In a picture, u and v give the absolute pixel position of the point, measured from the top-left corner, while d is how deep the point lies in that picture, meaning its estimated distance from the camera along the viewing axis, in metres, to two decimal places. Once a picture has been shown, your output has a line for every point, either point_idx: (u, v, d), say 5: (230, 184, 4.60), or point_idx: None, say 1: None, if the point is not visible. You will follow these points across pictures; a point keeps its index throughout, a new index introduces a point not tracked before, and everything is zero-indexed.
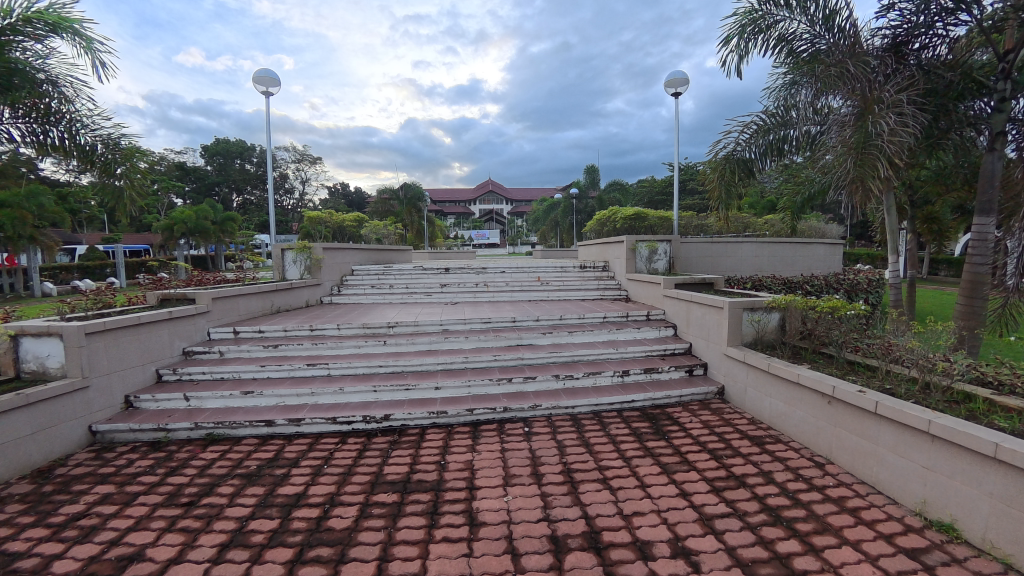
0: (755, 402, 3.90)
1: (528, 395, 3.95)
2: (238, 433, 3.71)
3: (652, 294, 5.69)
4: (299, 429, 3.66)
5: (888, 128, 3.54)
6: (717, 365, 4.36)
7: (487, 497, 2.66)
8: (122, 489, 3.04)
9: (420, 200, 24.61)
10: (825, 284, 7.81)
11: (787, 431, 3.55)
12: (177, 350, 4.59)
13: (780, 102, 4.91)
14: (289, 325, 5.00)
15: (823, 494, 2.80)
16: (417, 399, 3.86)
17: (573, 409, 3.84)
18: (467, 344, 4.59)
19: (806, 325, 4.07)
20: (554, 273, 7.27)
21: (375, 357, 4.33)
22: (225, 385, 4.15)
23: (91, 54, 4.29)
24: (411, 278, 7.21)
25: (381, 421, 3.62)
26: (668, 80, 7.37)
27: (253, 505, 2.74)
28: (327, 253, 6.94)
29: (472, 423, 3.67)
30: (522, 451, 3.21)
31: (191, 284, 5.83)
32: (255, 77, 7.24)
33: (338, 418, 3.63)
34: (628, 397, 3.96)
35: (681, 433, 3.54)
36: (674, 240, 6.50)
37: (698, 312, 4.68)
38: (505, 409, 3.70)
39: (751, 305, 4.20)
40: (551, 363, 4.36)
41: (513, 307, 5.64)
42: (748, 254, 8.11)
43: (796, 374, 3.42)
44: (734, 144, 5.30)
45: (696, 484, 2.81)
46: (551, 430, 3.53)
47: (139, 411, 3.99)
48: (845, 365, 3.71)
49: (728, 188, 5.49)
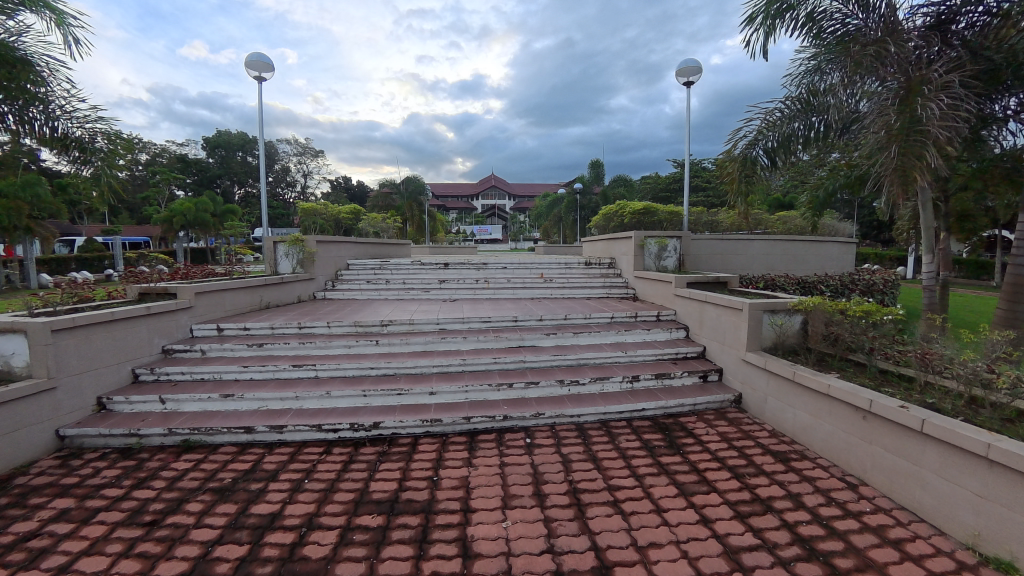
0: (775, 413, 3.60)
1: (529, 402, 3.64)
2: (215, 440, 3.43)
3: (662, 294, 5.34)
4: (281, 436, 3.38)
5: (938, 112, 3.25)
6: (733, 371, 4.05)
7: (484, 522, 2.36)
8: (81, 505, 2.75)
9: (421, 194, 24.31)
10: (839, 285, 7.49)
11: (814, 447, 3.24)
12: (156, 348, 4.29)
13: (803, 88, 4.59)
14: (275, 322, 4.68)
15: (860, 522, 2.49)
16: (409, 405, 3.56)
17: (578, 418, 3.53)
18: (465, 345, 4.25)
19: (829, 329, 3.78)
20: (558, 270, 6.94)
21: (366, 359, 4.02)
22: (205, 387, 3.86)
23: (63, 28, 3.98)
24: (409, 273, 6.89)
25: (369, 429, 3.32)
26: (679, 68, 7.03)
27: (221, 527, 2.45)
28: (321, 246, 6.61)
29: (469, 433, 3.37)
30: (523, 467, 2.90)
31: (175, 278, 5.52)
32: (247, 62, 6.94)
33: (323, 426, 3.34)
34: (638, 406, 3.65)
35: (697, 447, 3.23)
36: (684, 237, 6.18)
37: (714, 314, 4.33)
38: (505, 417, 3.40)
39: (772, 307, 3.87)
40: (554, 367, 4.04)
41: (515, 306, 5.33)
42: (758, 252, 7.77)
43: (826, 385, 3.10)
44: (754, 132, 4.92)
45: (718, 509, 2.51)
46: (555, 441, 3.22)
47: (111, 414, 3.71)
48: (877, 374, 3.40)
49: (749, 182, 5.11)
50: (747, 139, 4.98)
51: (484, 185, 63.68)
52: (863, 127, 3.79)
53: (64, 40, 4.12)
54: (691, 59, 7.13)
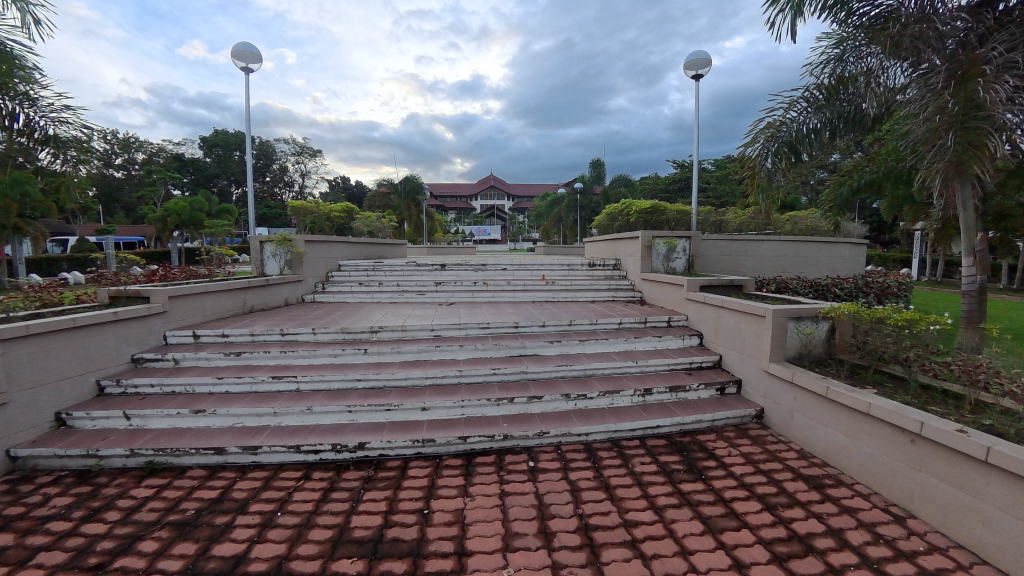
0: (804, 431, 3.26)
1: (532, 418, 3.29)
2: (183, 462, 3.08)
3: (672, 298, 5.00)
4: (255, 458, 3.03)
5: (1004, 94, 3.02)
6: (755, 383, 3.72)
7: (481, 570, 2.01)
8: (20, 542, 2.40)
9: (420, 194, 23.86)
10: (853, 288, 7.18)
11: (850, 472, 2.90)
12: (124, 357, 3.93)
13: (832, 75, 4.35)
14: (256, 328, 4.31)
15: (916, 566, 2.16)
16: (399, 422, 3.21)
17: (587, 437, 3.19)
18: (461, 354, 3.89)
19: (858, 338, 3.47)
20: (560, 271, 6.59)
21: (353, 369, 3.67)
22: (176, 401, 3.51)
23: (21, 5, 3.70)
24: (403, 274, 6.54)
25: (354, 451, 2.98)
26: (689, 61, 6.70)
27: (175, 572, 2.10)
28: (310, 246, 6.25)
29: (466, 454, 3.03)
30: (526, 497, 2.56)
31: (152, 280, 5.17)
32: (234, 52, 6.55)
33: (302, 447, 3.00)
34: (652, 423, 3.31)
35: (720, 471, 2.89)
36: (694, 237, 5.84)
37: (732, 321, 3.99)
38: (505, 437, 3.05)
39: (797, 314, 3.54)
40: (559, 379, 3.69)
41: (515, 310, 4.99)
42: (769, 254, 7.45)
43: (866, 403, 2.76)
44: (780, 122, 4.62)
45: (752, 551, 2.17)
46: (562, 465, 2.88)
47: (72, 432, 3.35)
48: (918, 390, 3.06)
49: (773, 177, 4.81)
50: (768, 131, 4.67)
51: (483, 185, 63.35)
52: (906, 114, 3.59)
53: (24, 20, 3.86)
54: (700, 51, 6.79)
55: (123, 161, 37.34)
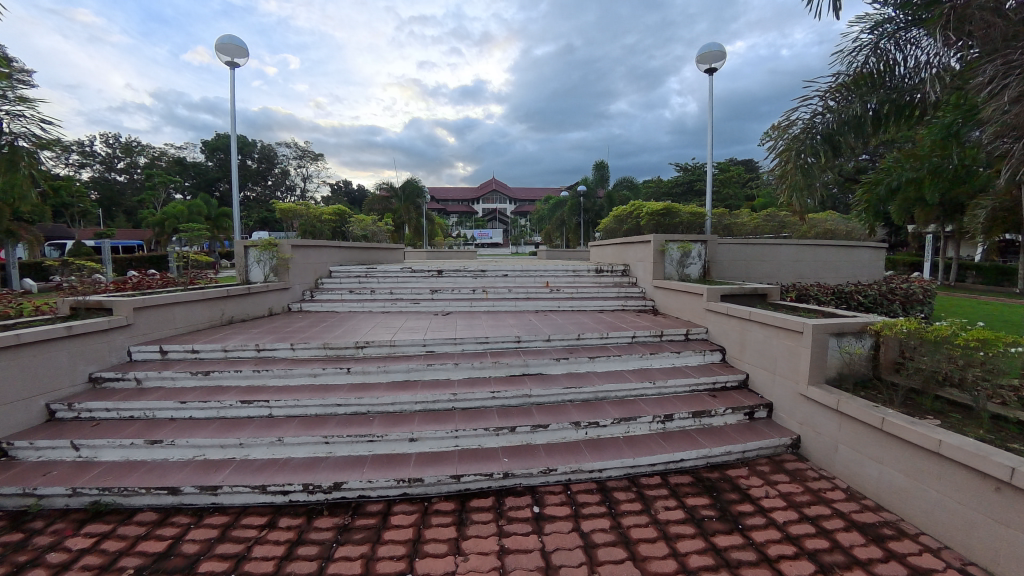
0: (853, 467, 2.83)
1: (536, 450, 2.85)
2: (133, 503, 2.65)
3: (690, 308, 4.55)
4: (215, 499, 2.60)
5: None
6: (790, 409, 3.28)
7: None
8: None
9: (420, 197, 23.03)
10: (877, 295, 6.73)
11: (912, 517, 2.47)
12: (80, 377, 3.48)
13: (878, 62, 4.10)
14: (229, 343, 3.88)
15: None
16: (383, 456, 2.79)
17: (601, 474, 2.75)
18: (456, 374, 3.44)
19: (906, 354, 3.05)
20: (565, 278, 6.14)
21: (334, 392, 3.24)
22: (133, 429, 3.08)
23: None
24: (398, 281, 6.12)
25: (329, 491, 2.55)
26: (702, 54, 6.30)
27: None
28: (298, 251, 5.83)
29: (460, 495, 2.59)
30: (532, 555, 2.12)
31: (122, 289, 4.73)
32: (219, 45, 6.17)
33: (268, 486, 2.57)
34: (675, 456, 2.88)
35: (759, 518, 2.45)
36: (710, 241, 5.41)
37: (763, 336, 3.54)
38: (506, 475, 2.61)
39: (839, 329, 3.12)
40: (567, 403, 3.25)
41: (518, 321, 4.56)
42: (787, 258, 7.01)
43: (937, 441, 2.31)
44: (818, 115, 4.41)
45: None
46: (574, 512, 2.44)
47: (12, 465, 2.91)
48: (986, 421, 2.62)
49: (807, 172, 4.59)
50: (808, 123, 4.46)
51: (485, 189, 63.11)
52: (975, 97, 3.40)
53: None
54: (714, 43, 6.38)
55: (125, 164, 37.18)
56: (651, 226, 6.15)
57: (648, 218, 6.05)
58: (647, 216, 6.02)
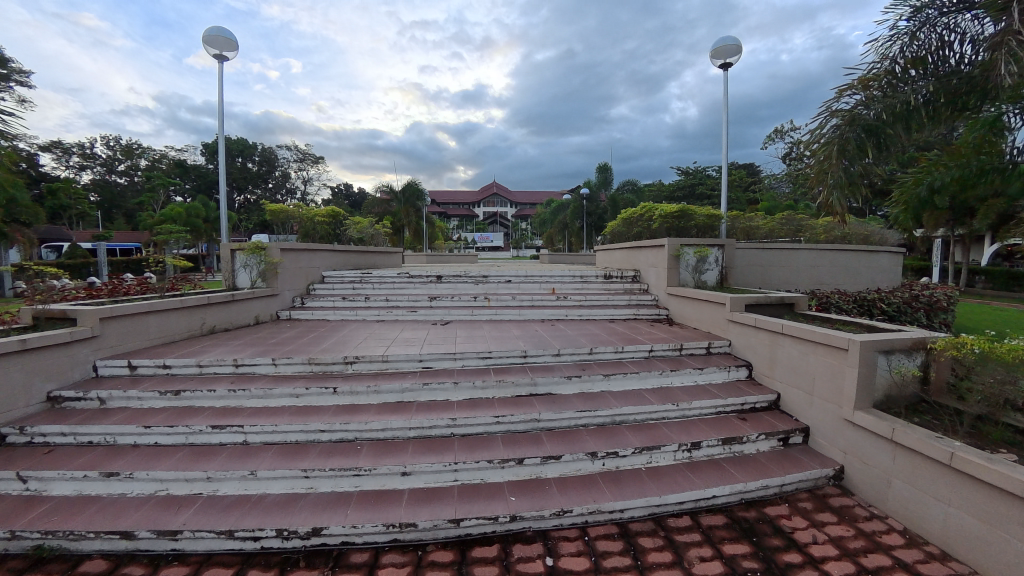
0: (910, 505, 2.44)
1: (547, 486, 2.48)
2: (81, 549, 2.26)
3: (711, 319, 4.17)
4: (174, 546, 2.23)
5: None
6: (831, 435, 2.91)
7: None
8: None
9: (420, 200, 22.69)
10: (901, 303, 6.37)
11: (988, 572, 2.08)
12: (35, 396, 3.08)
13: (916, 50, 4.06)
14: (206, 357, 3.52)
15: None
16: (371, 493, 2.42)
17: (623, 515, 2.38)
18: (456, 395, 3.05)
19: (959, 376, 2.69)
20: (571, 284, 5.77)
21: (318, 415, 2.87)
22: (89, 457, 2.71)
23: None
24: (394, 287, 5.76)
25: (306, 538, 2.18)
26: (716, 47, 5.97)
27: None
28: (288, 255, 5.47)
29: (461, 543, 2.21)
30: None
31: (94, 296, 4.36)
32: (206, 37, 5.84)
33: (236, 531, 2.20)
34: (706, 492, 2.51)
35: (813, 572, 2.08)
36: (727, 245, 5.06)
37: (799, 352, 3.17)
38: (513, 518, 2.24)
39: (888, 347, 2.76)
40: (581, 428, 2.88)
41: (523, 332, 4.19)
42: (805, 263, 6.65)
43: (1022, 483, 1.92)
44: (855, 105, 4.25)
45: None
46: (596, 565, 2.06)
47: None
48: None
49: (849, 167, 4.35)
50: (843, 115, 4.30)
51: (485, 192, 62.88)
52: None
53: None
54: (729, 36, 6.05)
55: (125, 167, 36.98)
56: (663, 229, 5.80)
57: (660, 221, 5.70)
58: (659, 219, 5.67)
